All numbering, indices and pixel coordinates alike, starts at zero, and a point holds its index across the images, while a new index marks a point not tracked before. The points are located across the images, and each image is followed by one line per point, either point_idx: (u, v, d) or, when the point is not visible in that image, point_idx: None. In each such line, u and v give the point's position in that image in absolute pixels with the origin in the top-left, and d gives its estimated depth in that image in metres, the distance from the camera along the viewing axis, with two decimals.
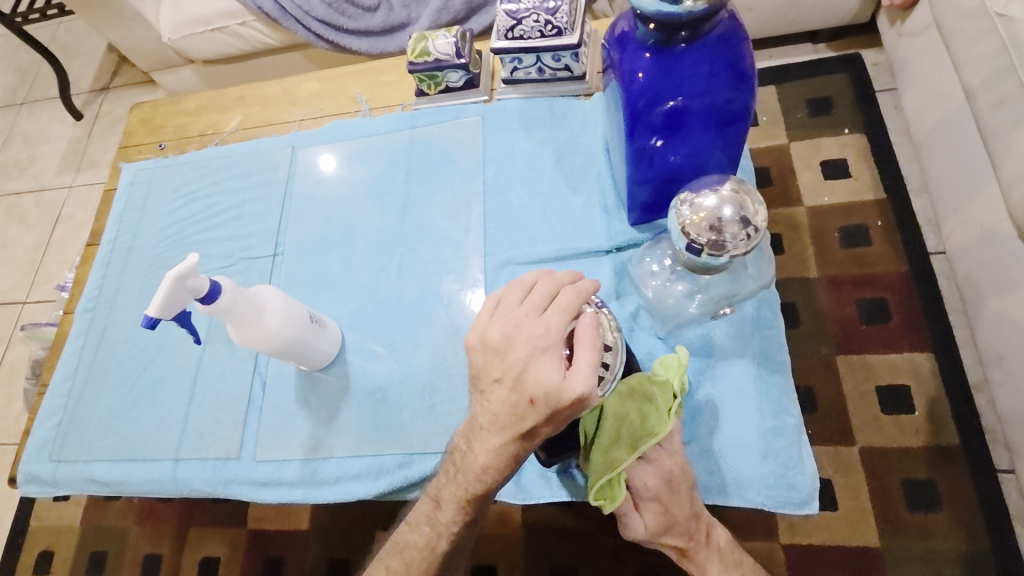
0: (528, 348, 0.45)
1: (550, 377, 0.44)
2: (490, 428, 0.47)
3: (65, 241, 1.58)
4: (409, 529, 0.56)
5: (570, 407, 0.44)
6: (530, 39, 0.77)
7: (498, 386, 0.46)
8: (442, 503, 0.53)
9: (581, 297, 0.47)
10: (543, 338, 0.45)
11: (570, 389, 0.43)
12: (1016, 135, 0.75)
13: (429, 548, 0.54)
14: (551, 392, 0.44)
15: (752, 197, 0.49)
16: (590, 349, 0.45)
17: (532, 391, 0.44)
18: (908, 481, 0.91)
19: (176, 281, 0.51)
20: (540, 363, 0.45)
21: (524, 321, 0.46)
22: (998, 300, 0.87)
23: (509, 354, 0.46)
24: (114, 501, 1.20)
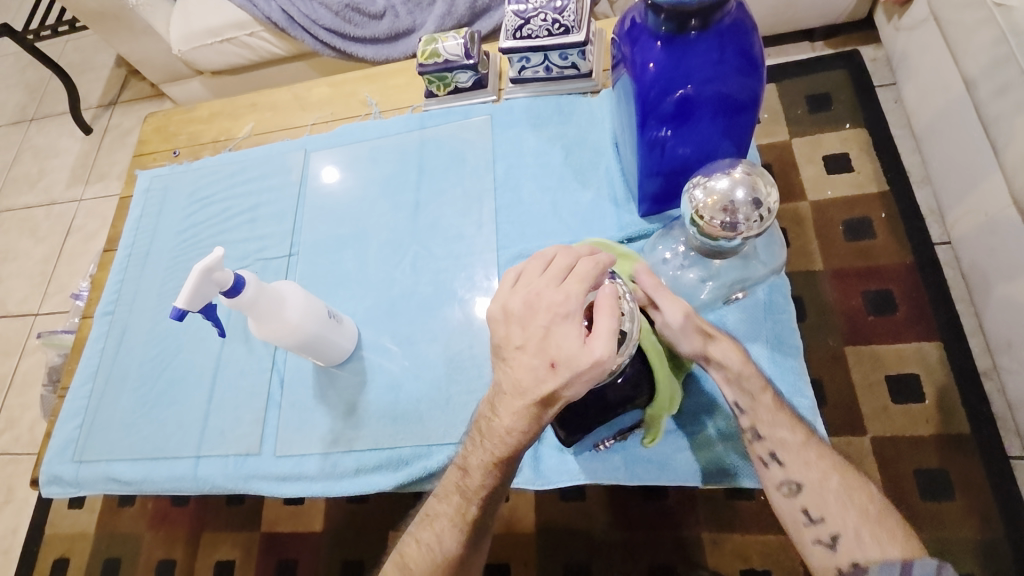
0: (548, 316, 0.46)
1: (570, 343, 0.45)
2: (513, 395, 0.47)
3: (76, 252, 1.60)
4: (437, 501, 0.56)
5: (589, 371, 0.44)
6: (538, 38, 0.79)
7: (521, 353, 0.47)
8: (469, 470, 0.53)
9: (600, 267, 0.46)
10: (564, 305, 0.45)
11: (589, 354, 0.44)
12: (1018, 121, 0.77)
13: (459, 516, 0.54)
14: (571, 357, 0.45)
15: (765, 181, 0.51)
16: (610, 313, 0.44)
17: (552, 355, 0.45)
18: (920, 471, 0.92)
19: (204, 273, 0.53)
20: (561, 331, 0.45)
21: (544, 290, 0.46)
22: (1005, 286, 0.87)
23: (530, 322, 0.46)
24: (128, 507, 1.21)
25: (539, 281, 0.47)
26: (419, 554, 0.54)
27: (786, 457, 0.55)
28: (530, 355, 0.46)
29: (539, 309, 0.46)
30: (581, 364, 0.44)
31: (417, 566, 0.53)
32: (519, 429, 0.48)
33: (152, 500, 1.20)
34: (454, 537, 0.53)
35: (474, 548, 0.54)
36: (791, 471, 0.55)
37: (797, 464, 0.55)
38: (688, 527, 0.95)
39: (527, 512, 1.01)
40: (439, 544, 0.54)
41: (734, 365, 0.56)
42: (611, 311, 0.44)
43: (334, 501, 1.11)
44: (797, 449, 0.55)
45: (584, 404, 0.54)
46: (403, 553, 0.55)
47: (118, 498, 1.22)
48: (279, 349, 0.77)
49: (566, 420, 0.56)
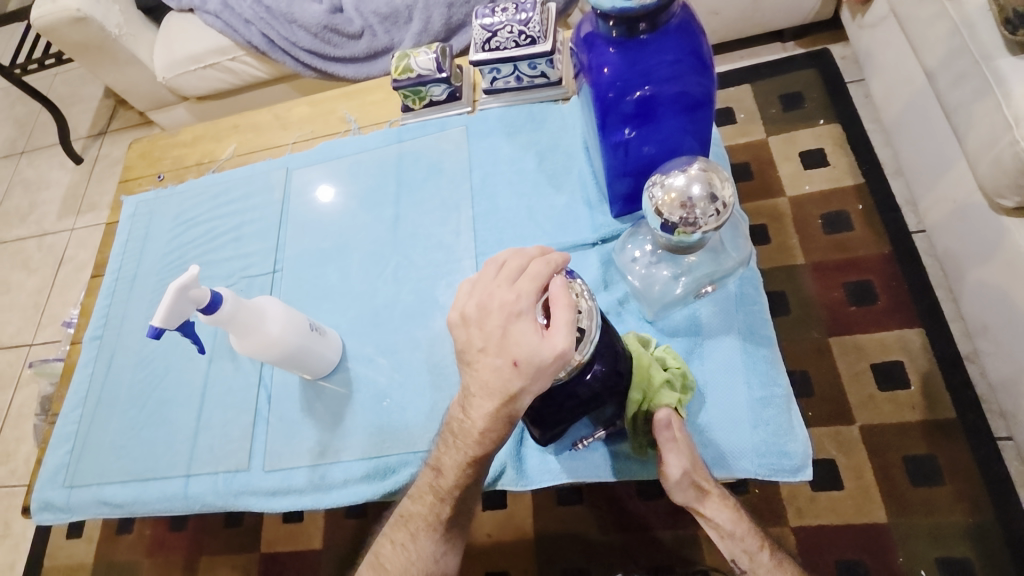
0: (504, 316, 0.47)
1: (529, 339, 0.46)
2: (482, 397, 0.48)
3: (68, 283, 1.61)
4: (413, 501, 0.57)
5: (553, 364, 0.45)
6: (506, 49, 0.81)
7: (484, 354, 0.47)
8: (443, 469, 0.54)
9: (552, 266, 0.48)
10: (517, 303, 0.47)
11: (552, 347, 0.45)
12: (974, 108, 0.79)
13: (434, 514, 0.55)
14: (532, 353, 0.45)
15: (720, 176, 0.52)
16: (566, 307, 0.46)
17: (513, 354, 0.46)
18: (908, 457, 0.92)
19: (180, 290, 0.54)
20: (519, 328, 0.46)
21: (497, 291, 0.47)
22: (976, 270, 0.89)
23: (487, 323, 0.47)
24: (126, 534, 1.21)
25: (492, 284, 0.48)
26: (394, 553, 0.55)
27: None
28: (492, 356, 0.47)
29: (493, 310, 0.47)
30: (543, 358, 0.45)
31: (393, 564, 0.55)
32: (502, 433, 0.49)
33: (150, 526, 1.20)
34: (428, 537, 0.55)
35: (451, 543, 0.56)
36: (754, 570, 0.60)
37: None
38: (682, 525, 0.96)
39: (524, 520, 1.02)
40: (416, 542, 0.55)
41: (719, 505, 0.60)
42: (568, 304, 0.46)
43: (331, 518, 1.11)
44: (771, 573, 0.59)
45: (557, 399, 0.54)
46: (378, 554, 0.56)
47: (116, 525, 1.22)
48: (265, 364, 0.78)
49: (541, 414, 0.56)
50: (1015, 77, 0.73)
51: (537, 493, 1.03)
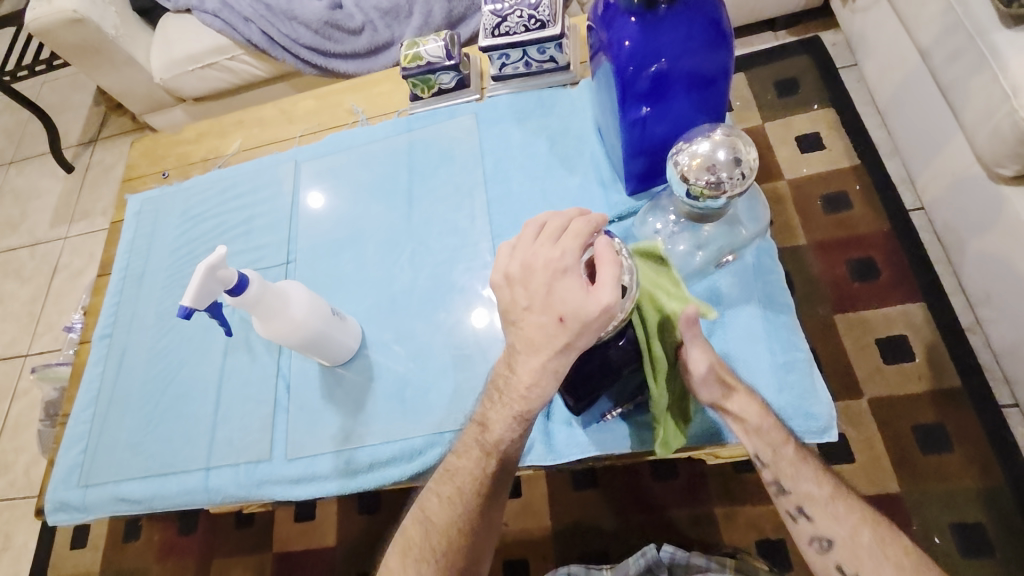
0: (548, 275, 0.48)
1: (574, 295, 0.46)
2: (528, 353, 0.49)
3: (64, 290, 1.59)
4: (458, 457, 0.56)
5: (598, 320, 0.46)
6: (516, 34, 0.82)
7: (530, 313, 0.48)
8: (489, 424, 0.54)
9: (593, 226, 0.48)
10: (561, 261, 0.47)
11: (596, 302, 0.46)
12: (970, 83, 0.81)
13: (480, 468, 0.54)
14: (578, 310, 0.46)
15: (744, 140, 0.53)
16: (611, 265, 0.46)
17: (559, 310, 0.47)
18: (918, 426, 0.94)
19: (209, 271, 0.54)
20: (565, 285, 0.47)
21: (540, 250, 0.48)
22: (976, 240, 0.91)
23: (532, 283, 0.48)
24: (134, 541, 1.19)
25: (533, 245, 0.49)
26: (440, 506, 0.55)
27: (814, 511, 0.57)
28: (538, 314, 0.48)
29: (537, 269, 0.48)
30: (589, 312, 0.46)
31: (440, 517, 0.55)
32: (544, 397, 0.50)
33: (158, 532, 1.18)
34: (475, 492, 0.54)
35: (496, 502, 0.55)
36: (820, 527, 0.56)
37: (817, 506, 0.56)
38: (700, 502, 0.97)
39: (541, 506, 1.03)
40: (462, 495, 0.54)
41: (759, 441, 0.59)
42: (613, 260, 0.46)
43: (345, 514, 1.10)
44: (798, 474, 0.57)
45: (586, 366, 0.56)
46: (424, 507, 0.56)
47: (122, 532, 1.20)
48: (282, 354, 0.78)
49: (570, 383, 0.57)
50: (1009, 49, 0.75)
51: (553, 479, 1.03)
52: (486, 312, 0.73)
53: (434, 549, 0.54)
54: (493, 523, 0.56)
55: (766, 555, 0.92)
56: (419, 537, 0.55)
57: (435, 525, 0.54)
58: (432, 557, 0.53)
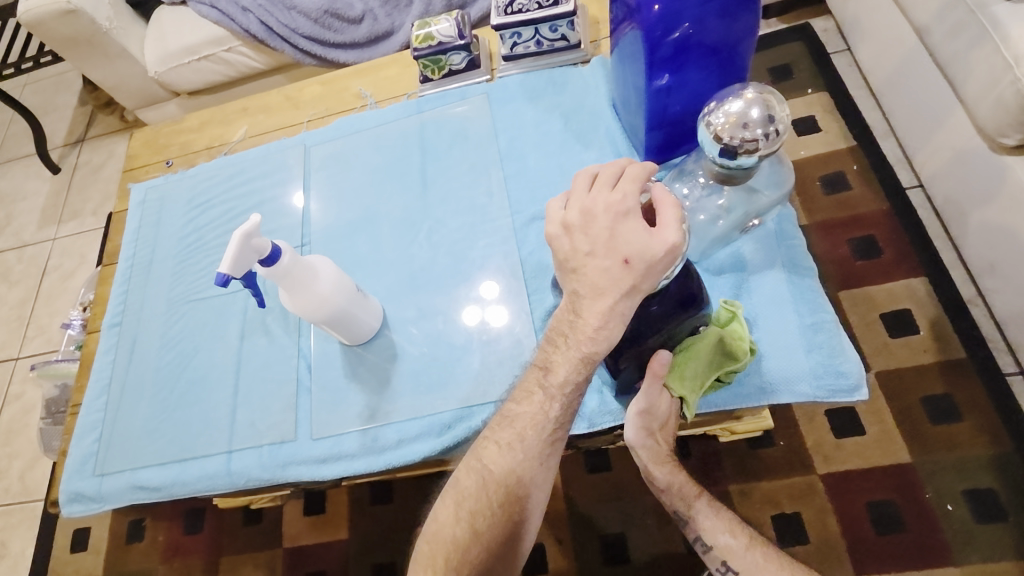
0: (612, 218, 0.53)
1: (638, 237, 0.52)
2: (592, 298, 0.53)
3: (54, 293, 1.55)
4: (518, 404, 0.60)
5: (664, 258, 0.51)
6: (529, 11, 0.83)
7: (592, 256, 0.53)
8: (552, 367, 0.57)
9: (647, 173, 0.55)
10: (623, 204, 0.53)
11: (663, 241, 0.51)
12: (971, 56, 0.84)
13: (541, 414, 0.58)
14: (642, 250, 0.52)
15: (775, 98, 0.54)
16: (672, 206, 0.52)
17: (624, 252, 0.52)
18: (926, 398, 0.96)
19: (244, 238, 0.54)
20: (629, 228, 0.52)
21: (599, 197, 0.54)
22: (978, 212, 0.93)
23: (593, 228, 0.53)
24: (137, 542, 1.16)
25: (590, 195, 0.55)
26: (499, 452, 0.59)
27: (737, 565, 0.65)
28: (600, 258, 0.53)
29: (599, 215, 0.54)
30: (655, 252, 0.51)
31: (497, 466, 0.59)
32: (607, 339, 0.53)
33: (163, 532, 1.15)
34: (538, 435, 0.58)
35: (557, 444, 0.58)
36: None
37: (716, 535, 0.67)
38: (714, 482, 0.97)
39: (557, 490, 1.02)
40: (522, 441, 0.58)
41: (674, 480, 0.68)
42: (673, 203, 0.52)
43: (356, 506, 1.08)
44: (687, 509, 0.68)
45: (631, 332, 0.60)
46: (481, 456, 0.60)
47: (125, 534, 1.17)
48: (301, 336, 0.77)
49: (617, 350, 0.61)
50: (1011, 22, 0.78)
51: (567, 462, 1.03)
52: (495, 286, 0.74)
53: (493, 494, 0.59)
54: (553, 468, 0.60)
55: (784, 529, 0.93)
56: (473, 488, 0.60)
57: (494, 472, 0.59)
58: (489, 505, 0.59)
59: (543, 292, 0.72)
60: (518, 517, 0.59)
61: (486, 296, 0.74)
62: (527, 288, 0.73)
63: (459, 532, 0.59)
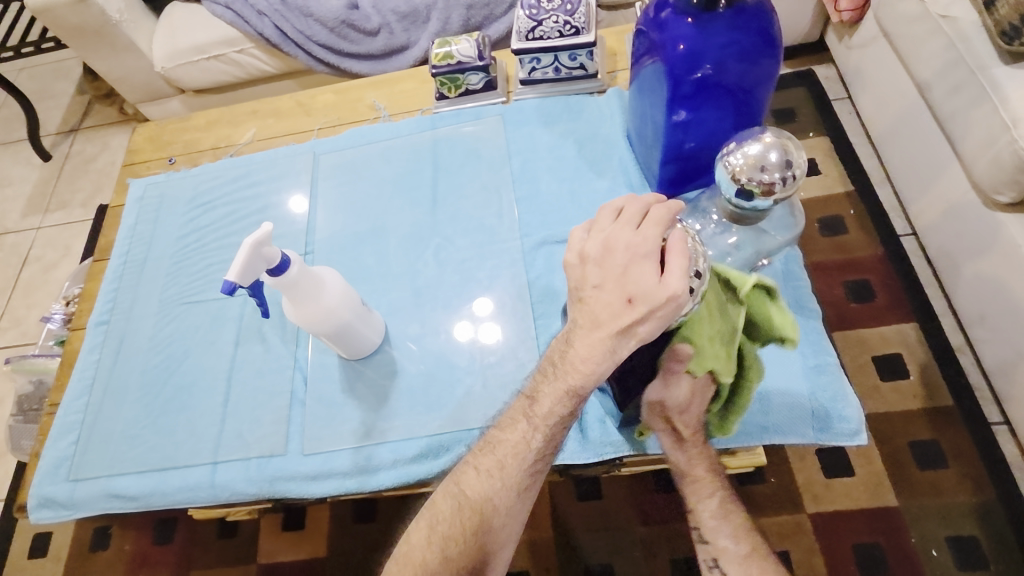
0: (625, 258, 0.53)
1: (646, 281, 0.51)
2: (588, 329, 0.54)
3: (34, 284, 1.50)
4: (501, 431, 0.59)
5: (665, 305, 0.50)
6: (550, 39, 0.83)
7: (600, 292, 0.53)
8: (538, 397, 0.57)
9: (673, 214, 0.53)
10: (641, 245, 0.52)
11: (666, 289, 0.50)
12: (971, 114, 0.87)
13: (525, 443, 0.57)
14: (646, 294, 0.51)
15: (794, 143, 0.55)
16: (682, 255, 0.50)
17: (629, 293, 0.52)
18: (914, 443, 0.97)
19: (255, 246, 0.52)
20: (637, 269, 0.52)
21: (621, 233, 0.53)
22: (971, 265, 0.95)
23: (608, 263, 0.53)
24: (102, 550, 1.10)
25: (613, 228, 0.54)
26: (478, 478, 0.58)
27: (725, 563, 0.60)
28: (608, 294, 0.53)
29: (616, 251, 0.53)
30: (657, 298, 0.50)
31: (474, 492, 0.57)
32: (595, 372, 0.53)
33: (130, 541, 1.10)
34: (517, 465, 0.57)
35: (536, 475, 0.58)
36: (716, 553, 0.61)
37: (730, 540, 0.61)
38: None
39: (544, 517, 1.00)
40: (503, 468, 0.57)
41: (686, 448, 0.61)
42: (683, 253, 0.51)
43: (338, 523, 1.05)
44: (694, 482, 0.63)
45: (642, 362, 0.59)
46: (459, 481, 0.58)
47: (90, 541, 1.11)
48: (299, 347, 0.75)
49: (626, 380, 0.60)
50: (1010, 84, 0.81)
51: (556, 488, 1.02)
52: (485, 304, 0.74)
53: (467, 522, 0.57)
54: (528, 500, 0.58)
55: None
56: (448, 513, 0.58)
57: (470, 499, 0.57)
58: (462, 532, 0.56)
59: (549, 316, 0.72)
60: (489, 547, 0.57)
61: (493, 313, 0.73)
62: (533, 311, 0.73)
63: (429, 557, 0.56)
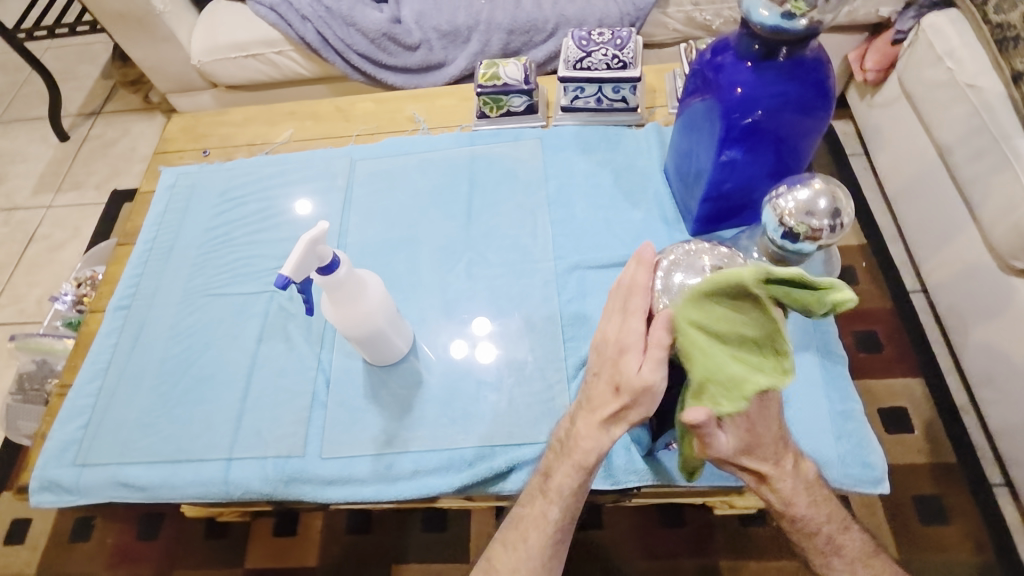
0: (614, 350, 0.53)
1: (629, 370, 0.51)
2: (587, 411, 0.56)
3: (38, 262, 1.48)
4: (523, 505, 0.60)
5: (643, 393, 0.51)
6: (597, 70, 0.86)
7: (597, 377, 0.55)
8: (551, 474, 0.58)
9: (643, 290, 0.53)
10: (624, 340, 0.52)
11: (642, 380, 0.50)
12: (992, 180, 0.90)
13: (545, 517, 0.58)
14: (628, 382, 0.51)
15: (842, 192, 0.57)
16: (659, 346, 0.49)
17: (616, 381, 0.53)
18: (917, 498, 0.98)
19: (310, 244, 0.53)
20: (625, 359, 0.52)
21: (612, 326, 0.55)
22: (982, 325, 0.97)
23: (602, 352, 0.55)
24: (83, 542, 1.07)
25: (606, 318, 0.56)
26: (506, 551, 0.58)
27: None
28: (601, 378, 0.55)
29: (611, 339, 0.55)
30: (635, 386, 0.51)
31: (504, 565, 0.58)
32: (597, 448, 0.55)
33: (113, 534, 1.07)
34: (540, 538, 0.58)
35: (561, 547, 0.58)
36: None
37: (847, 542, 0.57)
38: (705, 554, 0.95)
39: None
40: (527, 541, 0.58)
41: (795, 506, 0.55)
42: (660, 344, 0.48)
43: (331, 533, 1.03)
44: (806, 494, 0.55)
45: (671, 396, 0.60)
46: (490, 555, 0.59)
47: (70, 531, 1.08)
48: (323, 348, 0.75)
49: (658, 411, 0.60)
50: None
51: None
52: (488, 325, 0.75)
53: None
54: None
55: None
56: None
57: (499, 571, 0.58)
58: None
59: (578, 340, 0.72)
60: None
61: (521, 332, 0.74)
62: (562, 333, 0.73)
63: None
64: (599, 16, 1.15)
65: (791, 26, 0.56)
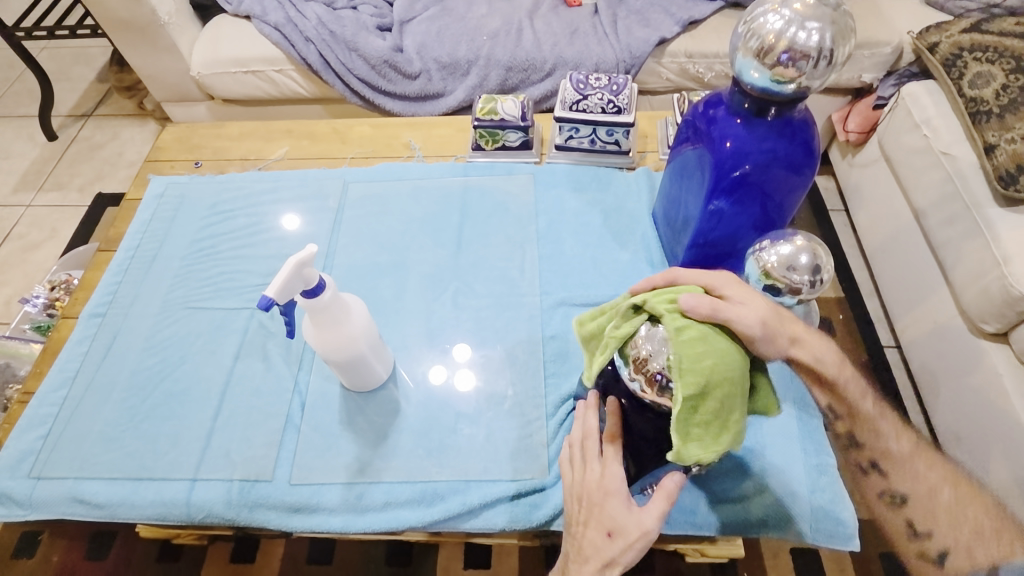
0: (599, 494, 0.55)
1: (619, 514, 0.53)
2: (577, 561, 0.54)
3: (10, 261, 1.44)
4: None
5: (639, 539, 0.52)
6: (592, 113, 0.88)
7: (585, 526, 0.55)
8: None
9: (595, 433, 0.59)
10: (607, 486, 0.55)
11: (637, 524, 0.52)
12: (964, 245, 0.94)
13: None
14: (621, 527, 0.53)
15: (823, 249, 0.58)
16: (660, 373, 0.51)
17: (607, 526, 0.53)
18: (886, 555, 0.98)
19: (297, 266, 0.52)
20: (611, 504, 0.54)
21: (591, 477, 0.57)
22: (952, 384, 0.99)
23: (586, 498, 0.56)
24: (25, 559, 1.01)
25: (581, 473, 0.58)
26: None
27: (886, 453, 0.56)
28: (592, 527, 0.54)
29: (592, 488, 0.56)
30: (631, 532, 0.52)
31: None
32: None
33: (59, 552, 1.01)
34: None
35: None
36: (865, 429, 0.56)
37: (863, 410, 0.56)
38: None
39: None
40: None
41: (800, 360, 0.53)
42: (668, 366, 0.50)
43: (291, 563, 0.99)
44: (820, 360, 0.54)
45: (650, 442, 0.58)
46: None
47: (14, 547, 1.02)
48: (301, 370, 0.73)
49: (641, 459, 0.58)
50: (1002, 225, 0.89)
51: (525, 552, 0.98)
52: (468, 350, 0.75)
53: None
54: None
55: None
56: None
57: None
58: None
59: (559, 376, 0.72)
60: None
61: (503, 365, 0.73)
62: (544, 368, 0.73)
63: None
64: (595, 61, 1.19)
65: (780, 89, 0.59)
